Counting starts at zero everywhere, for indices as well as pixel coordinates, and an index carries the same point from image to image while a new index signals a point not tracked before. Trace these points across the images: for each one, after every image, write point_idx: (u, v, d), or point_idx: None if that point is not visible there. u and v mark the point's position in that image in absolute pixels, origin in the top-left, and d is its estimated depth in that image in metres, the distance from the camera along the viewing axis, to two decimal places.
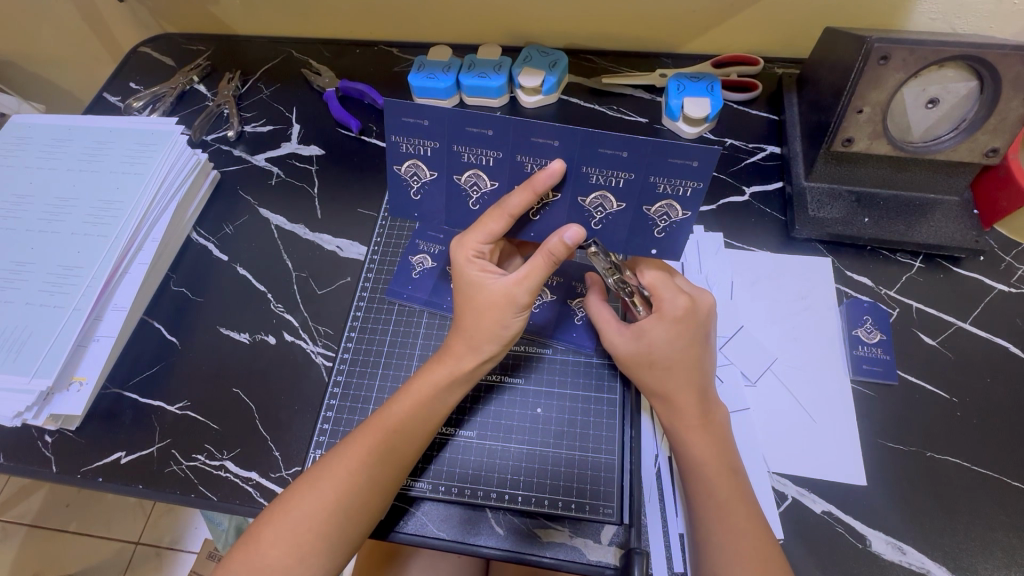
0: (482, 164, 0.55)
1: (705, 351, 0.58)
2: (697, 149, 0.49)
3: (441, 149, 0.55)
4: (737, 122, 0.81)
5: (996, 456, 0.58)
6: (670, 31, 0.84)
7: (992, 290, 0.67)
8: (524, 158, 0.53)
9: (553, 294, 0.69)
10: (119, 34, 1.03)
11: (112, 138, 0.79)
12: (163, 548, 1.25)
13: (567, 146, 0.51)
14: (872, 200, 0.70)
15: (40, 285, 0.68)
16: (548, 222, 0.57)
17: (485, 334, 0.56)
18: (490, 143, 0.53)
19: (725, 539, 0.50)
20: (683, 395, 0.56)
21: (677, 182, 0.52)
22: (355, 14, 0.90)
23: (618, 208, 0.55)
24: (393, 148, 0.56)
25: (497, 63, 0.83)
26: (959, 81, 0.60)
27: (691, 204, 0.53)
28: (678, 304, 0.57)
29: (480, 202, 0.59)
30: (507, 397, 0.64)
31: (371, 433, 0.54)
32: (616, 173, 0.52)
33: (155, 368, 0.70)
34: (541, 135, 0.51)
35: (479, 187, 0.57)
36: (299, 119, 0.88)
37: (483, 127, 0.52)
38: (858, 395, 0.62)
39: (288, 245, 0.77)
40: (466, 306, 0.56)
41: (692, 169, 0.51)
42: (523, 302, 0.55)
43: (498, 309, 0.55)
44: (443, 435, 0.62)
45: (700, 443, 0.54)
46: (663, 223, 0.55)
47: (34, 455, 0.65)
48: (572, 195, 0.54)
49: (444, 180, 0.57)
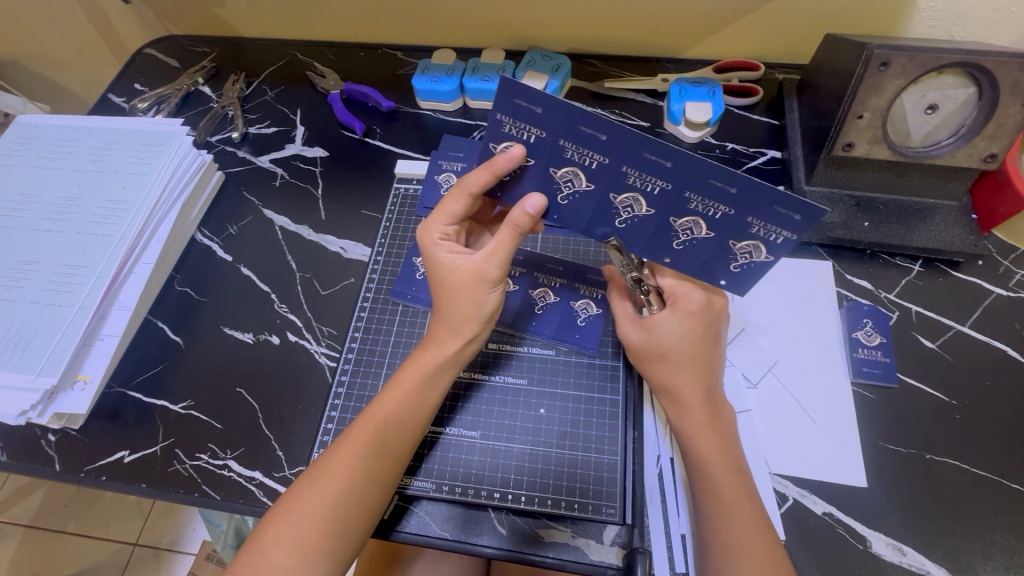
0: (584, 164, 0.51)
1: (714, 349, 0.59)
2: (804, 205, 0.47)
3: (546, 139, 0.51)
4: (739, 127, 0.82)
5: (996, 458, 0.59)
6: (672, 37, 0.85)
7: (991, 294, 0.68)
8: (630, 170, 0.50)
9: (556, 295, 0.69)
10: (124, 36, 1.04)
11: (117, 139, 0.79)
12: (161, 550, 1.25)
13: (679, 169, 0.49)
14: (873, 204, 0.71)
15: (45, 284, 0.68)
16: (632, 230, 0.56)
17: (460, 313, 0.56)
18: (600, 148, 0.49)
19: (728, 536, 0.50)
20: (690, 390, 0.56)
21: (772, 229, 0.51)
22: (360, 17, 0.91)
23: (704, 235, 0.54)
24: (495, 127, 0.52)
25: (500, 66, 0.84)
26: (957, 88, 0.61)
27: (778, 249, 0.52)
28: (696, 301, 0.59)
29: (569, 198, 0.55)
30: (504, 390, 0.65)
31: (364, 428, 0.54)
32: (716, 205, 0.51)
33: (159, 367, 0.70)
34: (656, 153, 0.48)
35: (573, 184, 0.54)
36: (304, 121, 0.88)
37: (598, 131, 0.48)
38: (858, 397, 0.63)
39: (292, 246, 0.78)
40: (441, 288, 0.57)
41: (792, 220, 0.49)
42: (495, 276, 0.55)
43: (470, 285, 0.56)
44: (432, 434, 0.62)
45: (706, 442, 0.55)
46: (743, 259, 0.55)
47: (38, 454, 0.65)
48: (664, 214, 0.53)
49: (538, 169, 0.54)
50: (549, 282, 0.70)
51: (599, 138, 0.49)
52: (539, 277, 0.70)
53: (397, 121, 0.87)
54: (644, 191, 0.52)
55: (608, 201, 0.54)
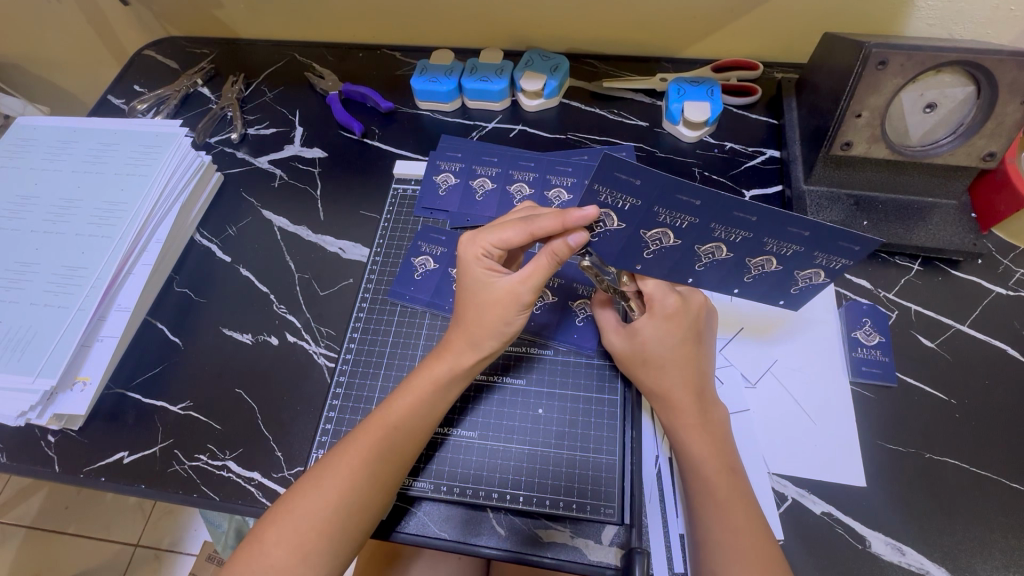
0: (675, 225, 0.53)
1: (699, 348, 0.59)
2: (864, 239, 0.50)
3: (641, 207, 0.51)
4: (737, 126, 0.82)
5: (995, 458, 0.59)
6: (671, 36, 0.84)
7: (990, 292, 0.68)
8: (717, 226, 0.53)
9: (554, 295, 0.69)
10: (124, 38, 1.04)
11: (116, 140, 0.79)
12: (162, 551, 1.25)
13: (762, 222, 0.51)
14: (871, 204, 0.70)
15: (44, 286, 0.68)
16: (659, 259, 0.58)
17: (485, 330, 0.56)
18: (692, 211, 0.51)
19: (724, 535, 0.50)
20: (679, 393, 0.57)
21: (785, 245, 0.53)
22: (358, 18, 0.91)
23: (725, 256, 0.56)
24: (591, 193, 0.51)
25: (498, 67, 0.84)
26: (956, 86, 0.61)
27: (790, 261, 0.55)
28: (671, 303, 0.59)
29: (655, 253, 0.57)
30: (496, 395, 0.64)
31: (372, 432, 0.54)
32: (737, 231, 0.53)
33: (158, 368, 0.70)
34: (743, 210, 0.50)
35: (662, 243, 0.55)
36: (303, 121, 0.88)
37: (696, 198, 0.50)
38: (857, 395, 0.63)
39: (290, 246, 0.78)
40: (471, 303, 0.57)
41: (851, 250, 0.52)
42: (526, 300, 0.55)
43: (502, 306, 0.55)
44: (439, 435, 0.62)
45: (696, 441, 0.55)
46: (803, 282, 0.58)
47: (37, 455, 0.65)
48: (741, 255, 0.56)
49: (629, 232, 0.55)
50: (549, 282, 0.70)
51: (693, 204, 0.51)
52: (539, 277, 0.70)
53: (396, 122, 0.87)
54: (674, 226, 0.53)
55: (692, 252, 0.56)
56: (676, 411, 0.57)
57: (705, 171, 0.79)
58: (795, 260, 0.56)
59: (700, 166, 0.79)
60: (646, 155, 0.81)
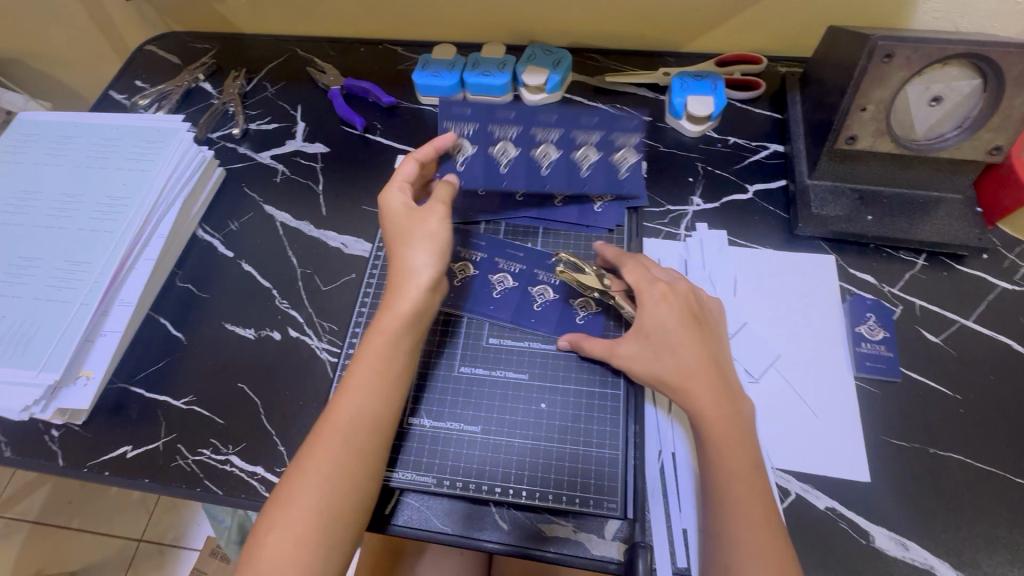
0: (550, 139, 0.72)
1: (708, 333, 0.59)
2: (623, 117, 0.71)
3: (523, 132, 0.72)
4: (741, 121, 0.82)
5: (1000, 453, 0.58)
6: (674, 30, 0.84)
7: (996, 287, 0.67)
8: (576, 132, 0.72)
9: (555, 292, 0.69)
10: (126, 34, 1.04)
11: (118, 135, 0.79)
12: (166, 546, 1.26)
13: (602, 121, 0.71)
14: (876, 198, 0.70)
15: (47, 280, 0.68)
16: (553, 175, 0.72)
17: (418, 255, 0.59)
18: (552, 124, 0.72)
19: (737, 531, 0.50)
20: (695, 381, 0.56)
21: (626, 139, 0.72)
22: (360, 13, 0.91)
23: (594, 158, 0.72)
24: (486, 132, 0.72)
25: (501, 61, 0.84)
26: (962, 80, 0.61)
27: (608, 148, 0.72)
28: (655, 288, 0.60)
29: (550, 167, 0.72)
30: (475, 384, 0.65)
31: (342, 406, 0.54)
32: (590, 134, 0.72)
33: (161, 363, 0.70)
34: (588, 117, 0.72)
35: (550, 156, 0.72)
36: (304, 116, 0.88)
37: (553, 115, 0.72)
38: (860, 390, 0.63)
39: (292, 241, 0.78)
40: (400, 237, 0.61)
41: (634, 128, 0.71)
42: (441, 209, 0.62)
43: (423, 218, 0.61)
44: (402, 426, 0.62)
45: (720, 434, 0.54)
46: (626, 167, 0.73)
47: (40, 449, 0.65)
48: (606, 153, 0.72)
49: (524, 155, 0.72)
50: (550, 279, 0.70)
51: (552, 120, 0.72)
52: (542, 275, 0.71)
53: (398, 117, 0.87)
54: (550, 140, 0.72)
55: (573, 160, 0.72)
56: (694, 402, 0.55)
57: (708, 165, 0.78)
58: (638, 147, 0.72)
59: (703, 161, 0.79)
60: (650, 150, 0.80)
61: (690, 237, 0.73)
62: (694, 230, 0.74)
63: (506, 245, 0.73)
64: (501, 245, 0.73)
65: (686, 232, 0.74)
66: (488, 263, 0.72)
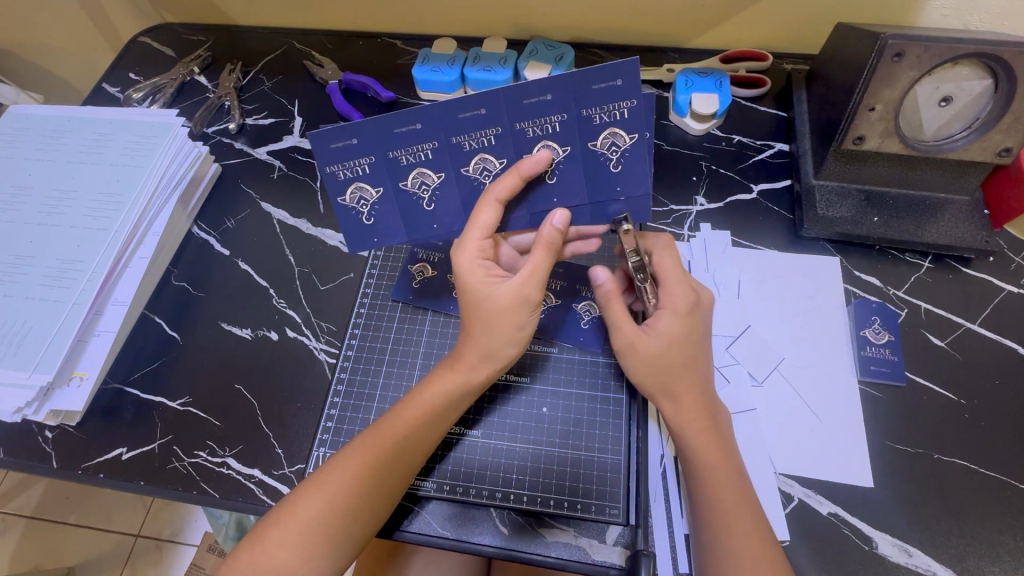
0: None
1: (719, 409, 0.57)
2: None
3: None
4: (745, 119, 0.80)
5: (1004, 459, 0.58)
6: (679, 26, 0.83)
7: (1001, 290, 0.67)
8: None
9: (564, 142, 0.52)
10: (120, 25, 1.02)
11: (111, 129, 0.78)
12: (163, 541, 1.25)
13: None
14: (882, 200, 0.69)
15: (40, 278, 0.67)
16: None
17: (501, 341, 0.54)
18: None
19: (730, 550, 0.50)
20: (723, 473, 0.53)
21: None
22: (359, 6, 0.89)
23: None
24: None
25: (502, 56, 0.82)
26: (973, 80, 0.59)
27: None
28: (687, 298, 0.57)
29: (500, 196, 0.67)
30: (521, 399, 0.63)
31: (379, 438, 0.53)
32: None
33: (156, 364, 0.69)
34: None
35: None
36: (302, 111, 0.87)
37: None
38: (865, 396, 0.62)
39: (289, 240, 0.76)
40: (476, 317, 0.54)
41: None
42: (535, 299, 0.53)
43: (511, 312, 0.53)
44: (453, 435, 0.61)
45: (736, 513, 0.51)
46: None
47: (33, 451, 0.64)
48: None
49: None
50: (611, 115, 0.51)
51: None
52: (594, 114, 0.51)
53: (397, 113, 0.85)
54: None
55: None
56: (705, 459, 0.54)
57: (712, 164, 0.77)
58: None
59: (707, 159, 0.78)
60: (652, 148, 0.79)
61: (694, 238, 0.73)
62: (697, 230, 0.73)
63: (453, 110, 0.50)
64: (513, 100, 0.50)
65: (690, 232, 0.73)
66: (451, 150, 0.53)
